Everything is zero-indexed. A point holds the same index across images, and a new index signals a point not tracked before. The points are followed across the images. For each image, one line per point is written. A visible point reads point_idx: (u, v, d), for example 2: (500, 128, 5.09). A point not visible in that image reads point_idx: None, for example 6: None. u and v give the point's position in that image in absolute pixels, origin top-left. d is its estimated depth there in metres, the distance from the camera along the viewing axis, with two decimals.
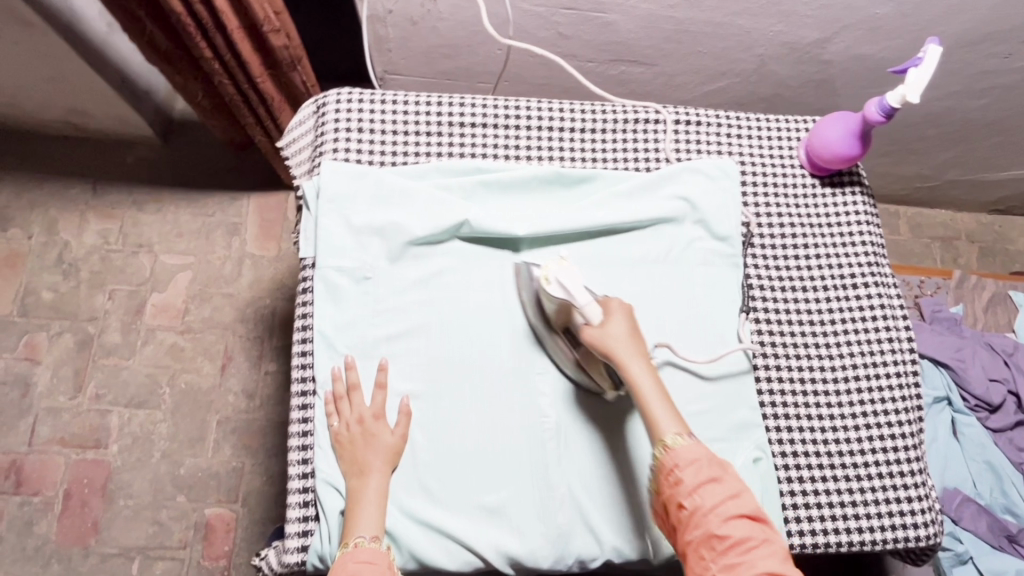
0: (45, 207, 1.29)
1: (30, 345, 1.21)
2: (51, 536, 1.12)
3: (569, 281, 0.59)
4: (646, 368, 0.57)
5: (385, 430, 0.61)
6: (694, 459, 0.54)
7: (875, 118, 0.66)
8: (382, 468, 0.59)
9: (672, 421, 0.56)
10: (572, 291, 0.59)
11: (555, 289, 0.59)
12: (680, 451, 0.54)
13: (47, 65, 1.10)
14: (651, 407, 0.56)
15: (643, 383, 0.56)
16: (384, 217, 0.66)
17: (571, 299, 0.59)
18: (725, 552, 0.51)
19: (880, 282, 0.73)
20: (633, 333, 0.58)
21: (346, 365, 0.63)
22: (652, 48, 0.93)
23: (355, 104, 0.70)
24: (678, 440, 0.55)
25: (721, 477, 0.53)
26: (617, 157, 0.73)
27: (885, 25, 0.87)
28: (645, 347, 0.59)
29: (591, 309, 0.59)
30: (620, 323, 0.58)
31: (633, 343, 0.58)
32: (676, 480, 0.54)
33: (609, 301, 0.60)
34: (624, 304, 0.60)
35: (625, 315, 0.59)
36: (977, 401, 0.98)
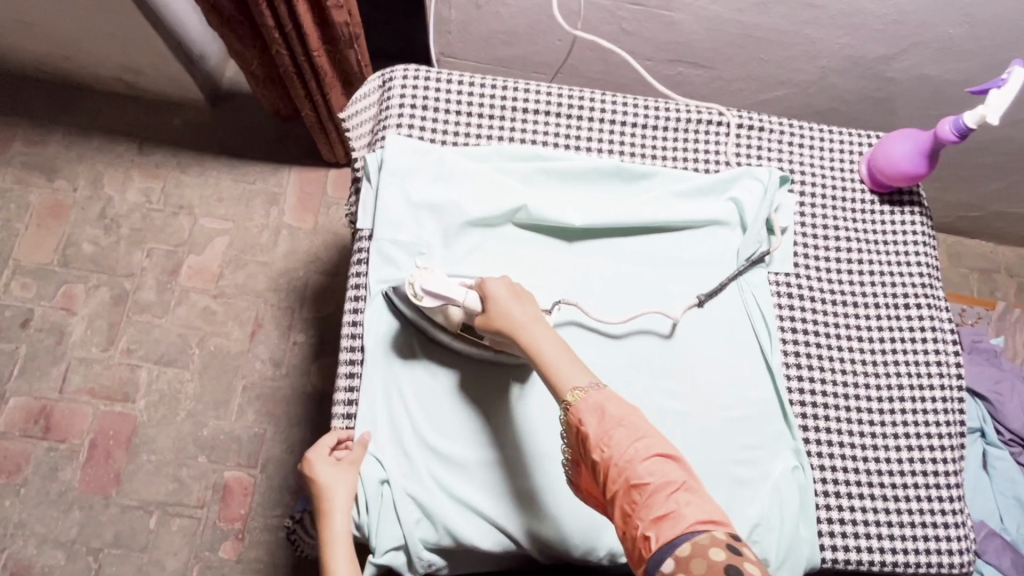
0: (92, 161, 1.31)
1: (68, 295, 1.24)
2: (74, 484, 1.14)
3: (437, 283, 0.59)
4: (538, 330, 0.55)
5: (338, 480, 0.58)
6: (602, 406, 0.49)
7: (947, 137, 0.65)
8: (346, 500, 0.58)
9: (574, 376, 0.52)
10: (443, 292, 0.59)
11: (429, 302, 0.60)
12: (584, 399, 0.50)
13: (110, 21, 1.11)
14: (551, 366, 0.53)
15: (539, 347, 0.54)
16: (443, 195, 0.66)
17: (448, 298, 0.59)
18: (648, 501, 0.45)
19: (932, 305, 0.72)
20: (519, 304, 0.57)
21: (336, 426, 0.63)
22: (713, 51, 0.92)
23: (422, 81, 0.71)
24: (577, 394, 0.51)
25: (626, 420, 0.49)
26: (677, 155, 0.73)
27: (955, 46, 0.85)
28: (533, 308, 0.57)
29: (469, 298, 0.59)
30: (502, 294, 0.57)
31: (517, 309, 0.56)
32: (585, 432, 0.49)
33: (486, 281, 0.58)
34: (501, 281, 0.58)
35: (506, 287, 0.58)
36: (1012, 435, 0.97)
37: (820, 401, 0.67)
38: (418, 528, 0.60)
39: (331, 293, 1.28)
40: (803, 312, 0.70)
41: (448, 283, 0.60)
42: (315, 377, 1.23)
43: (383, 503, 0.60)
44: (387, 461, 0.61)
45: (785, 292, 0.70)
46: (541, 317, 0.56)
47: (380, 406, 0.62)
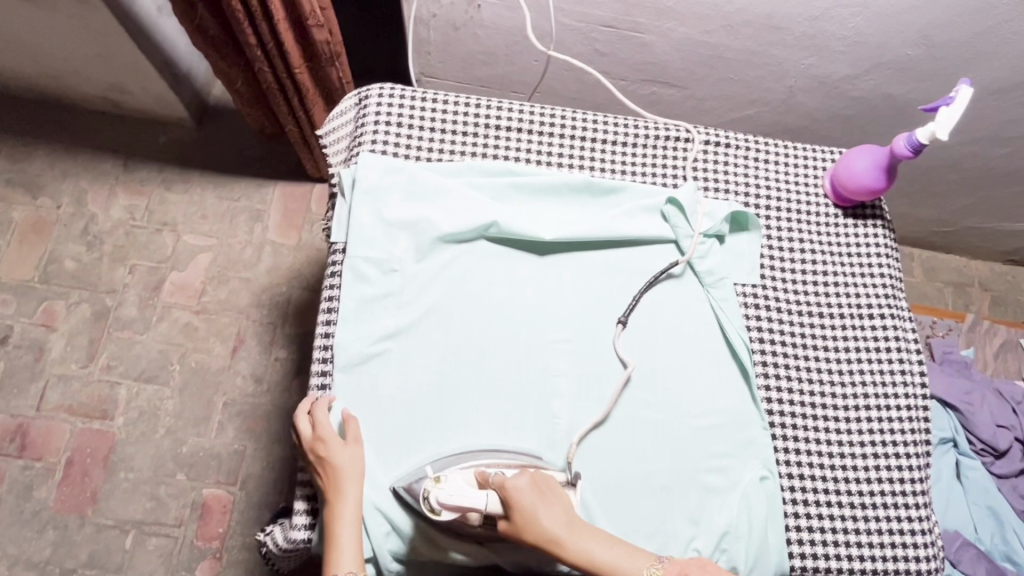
0: (76, 178, 1.32)
1: (48, 312, 1.23)
2: (49, 503, 1.13)
3: (455, 493, 0.55)
4: (574, 538, 0.53)
5: (345, 454, 0.58)
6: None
7: (902, 153, 0.67)
8: (358, 479, 0.58)
9: (632, 561, 0.52)
10: (464, 502, 0.55)
11: (446, 510, 0.55)
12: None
13: (95, 40, 1.13)
14: (612, 565, 0.52)
15: (588, 554, 0.52)
16: (417, 212, 0.68)
17: (468, 505, 0.55)
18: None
19: (896, 315, 0.73)
20: (551, 509, 0.54)
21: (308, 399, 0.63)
22: (684, 71, 0.96)
23: (396, 100, 0.73)
24: (654, 572, 0.52)
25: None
26: (646, 171, 0.75)
27: (914, 67, 0.89)
28: (562, 509, 0.54)
29: (489, 498, 0.55)
30: (528, 499, 0.54)
31: (550, 519, 0.53)
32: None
33: (507, 482, 0.55)
34: (516, 482, 0.55)
35: (530, 490, 0.54)
36: (983, 445, 0.97)
37: (789, 410, 0.69)
38: (385, 539, 0.59)
39: (314, 309, 1.28)
40: (770, 324, 0.71)
41: (465, 490, 0.55)
42: (298, 393, 1.23)
43: None
44: None
45: (752, 304, 0.72)
46: (570, 520, 0.54)
47: None
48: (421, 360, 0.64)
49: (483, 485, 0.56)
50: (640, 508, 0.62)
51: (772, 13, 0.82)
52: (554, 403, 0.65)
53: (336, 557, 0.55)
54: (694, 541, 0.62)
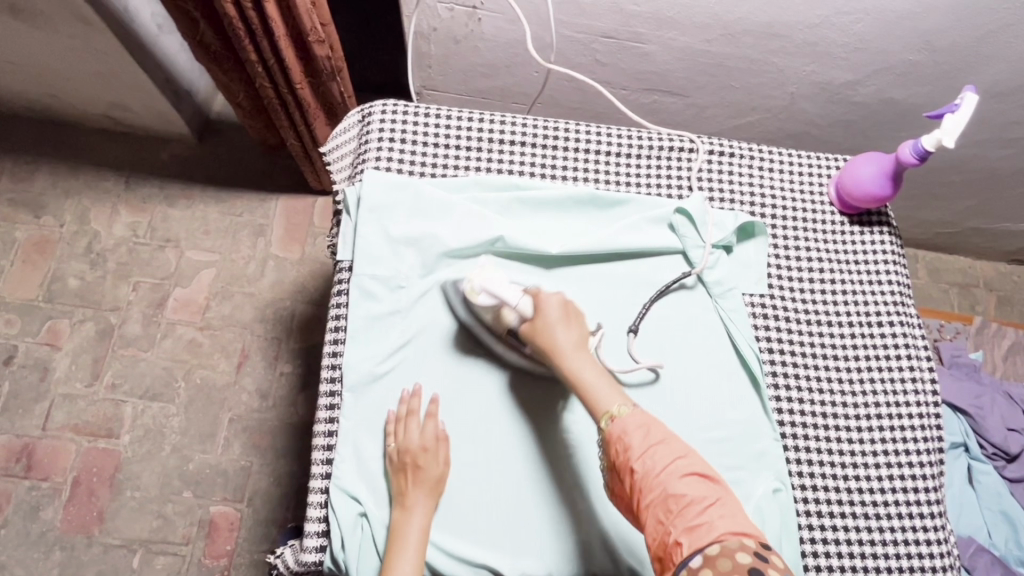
0: (78, 197, 1.32)
1: (52, 331, 1.23)
2: (55, 523, 1.12)
3: (495, 283, 0.61)
4: (577, 353, 0.58)
5: (433, 462, 0.59)
6: (638, 426, 0.53)
7: (908, 160, 0.67)
8: (435, 489, 0.59)
9: (612, 395, 0.56)
10: (501, 292, 0.60)
11: (484, 296, 0.61)
12: (623, 421, 0.53)
13: (96, 60, 1.13)
14: (589, 389, 0.56)
15: (578, 372, 0.57)
16: (423, 228, 0.67)
17: (503, 297, 0.60)
18: (681, 510, 0.48)
19: (905, 322, 0.73)
20: (570, 328, 0.59)
21: (412, 391, 0.63)
22: (686, 79, 0.96)
23: (399, 116, 0.72)
24: (624, 411, 0.54)
25: (664, 439, 0.52)
26: (650, 182, 0.74)
27: (916, 71, 0.89)
28: (580, 333, 0.59)
29: (524, 302, 0.60)
30: (552, 311, 0.59)
31: (566, 333, 0.58)
32: (625, 449, 0.52)
33: (542, 292, 0.60)
34: (555, 296, 0.60)
35: (560, 306, 0.60)
36: (995, 449, 0.97)
37: (800, 420, 0.68)
38: None
39: (318, 323, 1.28)
40: (779, 334, 0.71)
41: (507, 283, 0.61)
42: (304, 407, 1.22)
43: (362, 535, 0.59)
44: (364, 494, 0.60)
45: (760, 313, 0.72)
46: (583, 344, 0.59)
47: (358, 474, 0.61)
48: (430, 376, 0.64)
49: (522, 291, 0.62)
50: None
51: (773, 22, 0.82)
52: (565, 417, 0.64)
53: (395, 560, 0.55)
54: None
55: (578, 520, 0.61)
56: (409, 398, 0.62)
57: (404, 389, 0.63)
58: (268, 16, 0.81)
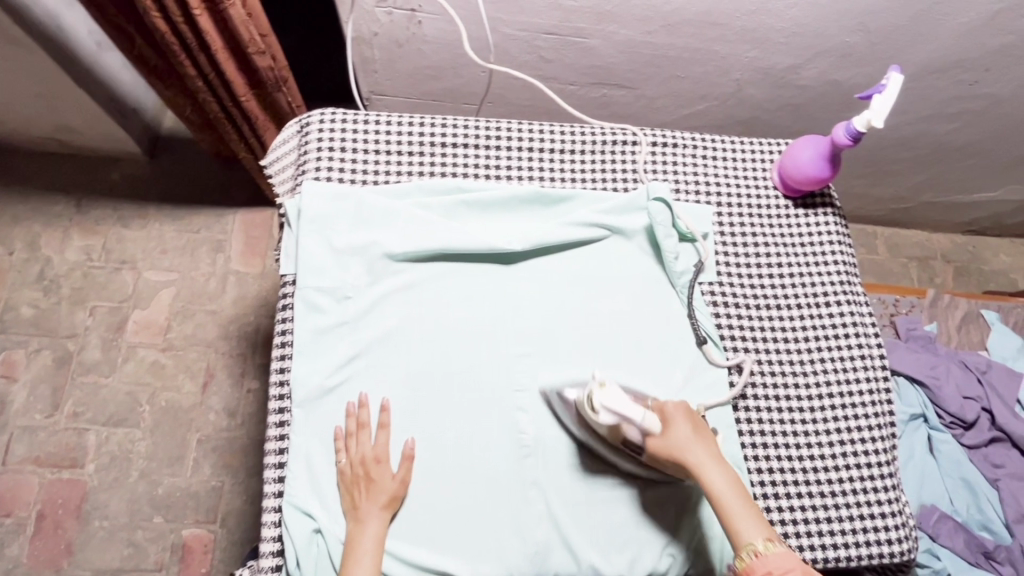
0: (26, 223, 1.28)
1: (7, 362, 1.20)
2: (22, 559, 1.10)
3: (615, 403, 0.56)
4: (714, 467, 0.56)
5: (386, 475, 0.59)
6: (784, 567, 0.51)
7: (842, 142, 0.68)
8: (387, 502, 0.58)
9: (759, 525, 0.54)
10: (621, 410, 0.56)
11: (605, 415, 0.56)
12: (770, 558, 0.52)
13: (33, 81, 1.10)
14: (727, 509, 0.55)
15: (718, 489, 0.55)
16: (367, 235, 0.67)
17: (626, 417, 0.56)
18: None
19: (852, 301, 0.74)
20: (701, 443, 0.57)
21: (360, 403, 0.62)
22: (632, 72, 0.96)
23: (338, 125, 0.71)
24: (770, 546, 0.52)
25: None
26: (596, 177, 0.74)
27: (854, 53, 0.90)
28: (714, 448, 0.58)
29: (650, 418, 0.57)
30: (683, 425, 0.58)
31: (699, 444, 0.57)
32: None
33: (665, 406, 0.59)
34: (681, 406, 0.60)
35: (688, 419, 0.59)
36: (952, 418, 0.99)
37: (754, 405, 0.69)
38: None
39: None
40: (730, 321, 0.72)
41: (626, 399, 0.57)
42: None
43: (316, 550, 0.58)
44: (316, 509, 0.59)
45: (710, 302, 0.72)
46: (719, 457, 0.57)
47: (310, 490, 0.60)
48: (381, 386, 0.63)
49: (640, 405, 0.58)
50: (613, 518, 0.62)
51: (709, 11, 0.83)
52: (521, 417, 0.64)
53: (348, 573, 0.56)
54: (669, 546, 0.61)
55: (537, 520, 0.61)
56: (358, 410, 0.62)
57: (351, 401, 0.62)
58: (201, 30, 0.79)
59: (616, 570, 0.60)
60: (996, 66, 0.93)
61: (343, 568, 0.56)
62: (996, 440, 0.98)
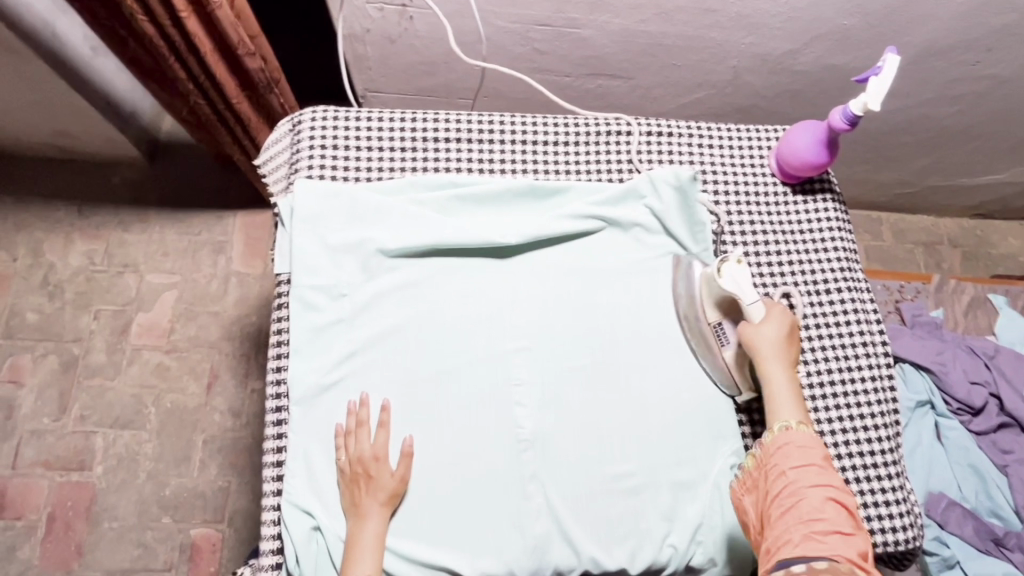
0: (30, 229, 1.29)
1: (14, 367, 1.21)
2: (34, 561, 1.11)
3: (738, 282, 0.62)
4: (787, 366, 0.59)
5: (385, 473, 0.59)
6: (806, 444, 0.55)
7: (839, 126, 0.67)
8: (386, 501, 0.58)
9: (798, 412, 0.57)
10: (742, 288, 0.62)
11: (729, 283, 0.62)
12: (795, 434, 0.55)
13: (31, 88, 1.10)
14: (774, 395, 0.58)
15: (778, 376, 0.59)
16: (361, 233, 0.66)
17: (741, 294, 0.62)
18: (811, 522, 0.51)
19: (853, 288, 0.73)
20: (787, 346, 0.60)
21: (360, 401, 0.62)
22: (628, 62, 0.95)
23: (330, 122, 0.71)
24: (802, 428, 0.56)
25: (823, 465, 0.54)
26: (590, 169, 0.74)
27: (852, 36, 0.89)
28: (795, 356, 0.61)
29: (756, 307, 0.61)
30: (785, 326, 0.61)
31: (783, 349, 0.60)
32: (784, 456, 0.55)
33: (775, 307, 0.62)
34: (790, 315, 0.62)
35: (788, 327, 0.61)
36: (959, 404, 0.97)
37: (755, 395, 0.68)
38: None
39: None
40: None
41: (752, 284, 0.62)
42: None
43: (316, 547, 0.58)
44: (316, 508, 0.59)
45: None
46: (794, 363, 0.60)
47: (308, 488, 0.60)
48: (378, 383, 0.63)
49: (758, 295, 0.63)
50: (613, 511, 0.61)
51: None
52: (519, 412, 0.63)
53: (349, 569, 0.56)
54: (671, 537, 0.61)
55: (536, 514, 0.61)
56: (358, 409, 0.61)
57: (351, 400, 0.62)
58: (190, 33, 0.78)
59: (617, 563, 0.60)
60: (998, 46, 0.91)
61: (344, 565, 0.57)
62: (1005, 426, 0.97)
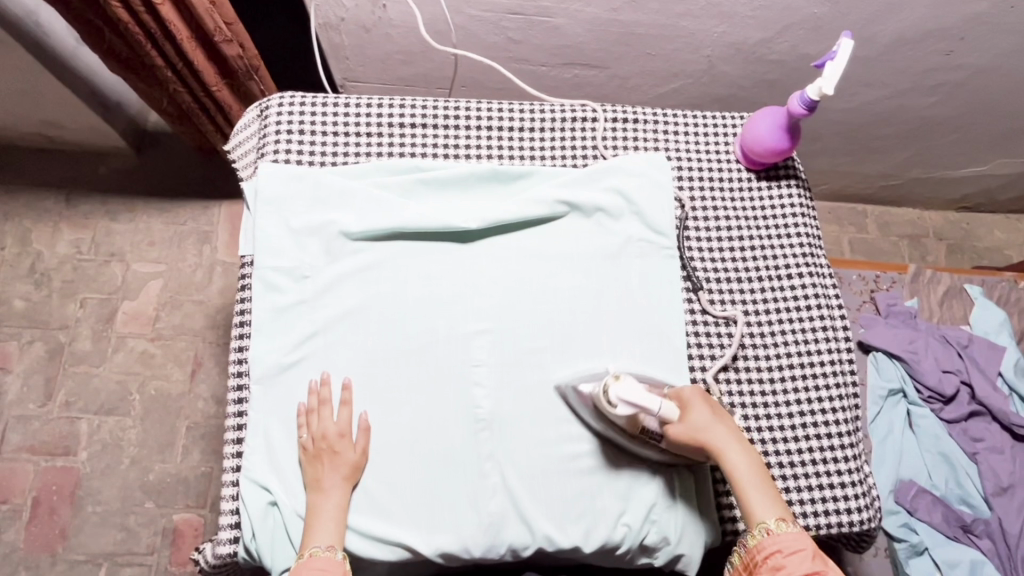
0: (18, 218, 1.31)
1: (1, 354, 1.23)
2: (18, 544, 1.13)
3: (636, 395, 0.57)
4: (737, 451, 0.57)
5: (347, 448, 0.60)
6: (794, 549, 0.53)
7: (798, 111, 0.67)
8: (347, 476, 0.60)
9: (773, 505, 0.55)
10: (641, 401, 0.57)
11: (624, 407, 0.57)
12: (779, 540, 0.54)
13: (16, 77, 1.11)
14: (745, 488, 0.56)
15: (738, 471, 0.56)
16: (324, 215, 0.67)
17: (645, 407, 0.57)
18: None
19: (815, 273, 0.74)
20: (721, 426, 0.58)
21: (321, 380, 0.63)
22: (602, 51, 0.96)
23: (297, 108, 0.72)
24: (782, 526, 0.54)
25: (818, 568, 0.52)
26: (555, 154, 0.75)
27: (824, 25, 0.89)
28: (732, 427, 0.59)
29: (667, 408, 0.58)
30: (701, 409, 0.59)
31: (719, 428, 0.58)
32: (776, 569, 0.53)
33: (684, 396, 0.59)
34: (696, 394, 0.60)
35: (705, 404, 0.59)
36: (930, 392, 0.98)
37: (714, 376, 0.69)
38: None
39: None
40: (691, 294, 0.72)
41: (644, 390, 0.58)
42: None
43: (273, 520, 0.60)
44: (273, 483, 0.61)
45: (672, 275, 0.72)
46: (739, 438, 0.58)
47: (266, 463, 0.61)
48: (338, 363, 0.64)
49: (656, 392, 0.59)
50: (567, 490, 0.62)
51: None
52: (477, 392, 0.64)
53: (308, 540, 0.57)
54: (625, 516, 0.62)
55: (488, 491, 0.61)
56: (319, 387, 0.63)
57: (313, 379, 0.63)
58: (164, 19, 0.80)
59: (570, 541, 0.61)
60: (971, 35, 0.91)
61: (304, 537, 0.58)
62: (977, 415, 0.97)
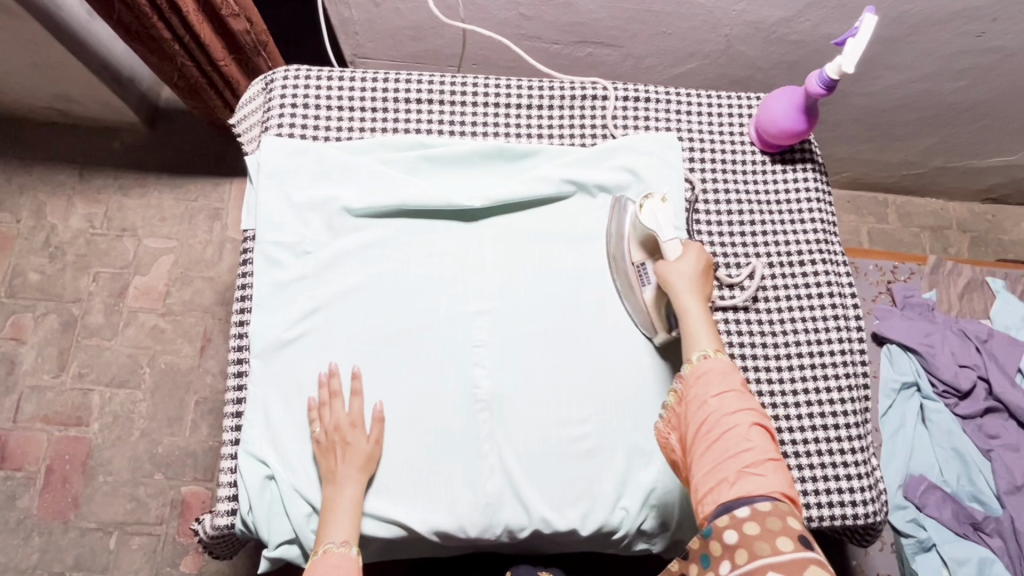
0: (33, 191, 1.32)
1: (17, 325, 1.25)
2: (33, 510, 1.16)
3: (658, 219, 0.61)
4: (697, 302, 0.57)
5: (361, 439, 0.60)
6: (723, 371, 0.52)
7: (817, 90, 0.65)
8: (360, 469, 0.59)
9: (710, 342, 0.54)
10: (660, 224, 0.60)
11: (648, 219, 0.61)
12: (712, 362, 0.52)
13: (29, 51, 1.11)
14: (689, 327, 0.56)
15: (689, 309, 0.56)
16: (327, 191, 0.67)
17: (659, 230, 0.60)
18: (739, 454, 0.47)
19: (828, 259, 0.72)
20: (703, 280, 0.58)
21: (330, 371, 0.62)
22: (616, 29, 0.93)
23: (302, 80, 0.71)
24: (719, 355, 0.53)
25: (741, 389, 0.51)
26: (563, 134, 0.73)
27: (848, 4, 0.85)
28: (707, 292, 0.59)
29: (674, 245, 0.60)
30: (695, 258, 0.59)
31: (697, 284, 0.58)
32: (704, 386, 0.51)
33: (689, 243, 0.60)
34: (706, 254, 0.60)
35: (702, 260, 0.59)
36: (946, 387, 0.95)
37: None
38: (306, 522, 0.60)
39: None
40: None
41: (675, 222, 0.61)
42: None
43: (271, 497, 0.60)
44: (271, 457, 0.61)
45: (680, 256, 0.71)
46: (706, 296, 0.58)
47: (266, 437, 0.62)
48: (338, 339, 0.64)
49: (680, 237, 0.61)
50: (564, 473, 0.61)
51: None
52: (476, 372, 0.63)
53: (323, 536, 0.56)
54: (623, 500, 0.61)
55: (483, 472, 0.61)
56: (329, 378, 0.62)
57: (321, 372, 0.63)
58: None
59: (567, 524, 0.60)
60: (1004, 16, 0.87)
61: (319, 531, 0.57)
62: (993, 411, 0.94)
